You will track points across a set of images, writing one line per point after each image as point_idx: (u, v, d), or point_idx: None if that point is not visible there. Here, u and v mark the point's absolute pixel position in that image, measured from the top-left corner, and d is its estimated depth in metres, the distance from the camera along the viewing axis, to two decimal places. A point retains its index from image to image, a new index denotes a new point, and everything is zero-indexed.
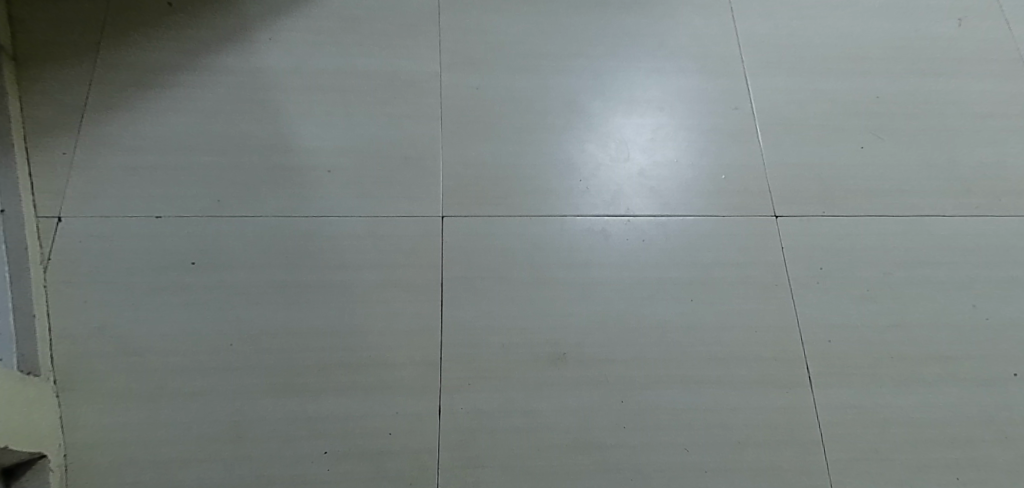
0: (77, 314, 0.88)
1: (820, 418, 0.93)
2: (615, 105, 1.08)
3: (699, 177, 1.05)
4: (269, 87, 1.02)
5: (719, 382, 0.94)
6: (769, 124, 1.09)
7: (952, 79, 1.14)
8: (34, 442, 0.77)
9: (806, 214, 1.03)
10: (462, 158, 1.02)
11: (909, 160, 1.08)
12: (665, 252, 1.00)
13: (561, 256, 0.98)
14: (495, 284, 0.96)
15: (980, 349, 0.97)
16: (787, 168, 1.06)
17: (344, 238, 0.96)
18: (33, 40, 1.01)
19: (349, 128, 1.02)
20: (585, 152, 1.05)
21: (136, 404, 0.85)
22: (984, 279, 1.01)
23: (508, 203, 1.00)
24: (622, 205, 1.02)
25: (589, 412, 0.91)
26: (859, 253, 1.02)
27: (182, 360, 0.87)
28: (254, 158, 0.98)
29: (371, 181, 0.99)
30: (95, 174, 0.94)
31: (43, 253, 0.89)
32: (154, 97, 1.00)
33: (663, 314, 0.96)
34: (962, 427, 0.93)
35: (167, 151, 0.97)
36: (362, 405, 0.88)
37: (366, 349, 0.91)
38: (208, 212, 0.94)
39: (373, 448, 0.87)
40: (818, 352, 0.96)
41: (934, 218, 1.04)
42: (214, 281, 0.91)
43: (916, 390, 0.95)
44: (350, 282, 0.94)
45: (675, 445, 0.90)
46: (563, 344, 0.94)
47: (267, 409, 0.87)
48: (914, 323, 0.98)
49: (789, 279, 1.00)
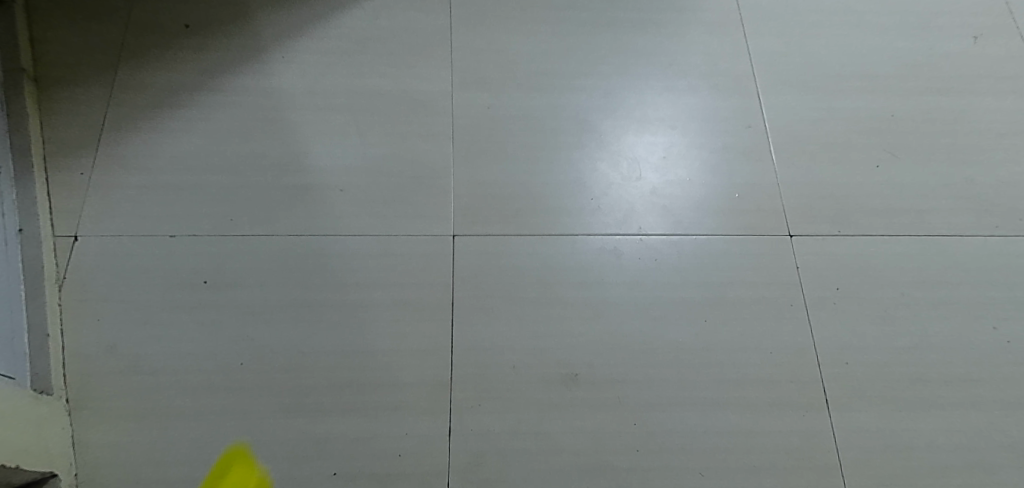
0: (90, 333, 0.90)
1: (841, 443, 0.90)
2: (627, 124, 1.08)
3: (711, 195, 1.03)
4: (281, 106, 1.04)
5: (734, 405, 0.91)
6: (781, 142, 1.07)
7: (968, 97, 1.12)
8: (44, 461, 0.80)
9: (822, 233, 1.01)
10: (474, 176, 1.02)
11: (926, 179, 1.05)
12: (679, 272, 0.98)
13: (574, 274, 0.97)
14: (506, 304, 0.95)
15: (1004, 373, 0.94)
16: (802, 188, 1.04)
17: (354, 257, 0.96)
18: (55, 62, 1.04)
19: (361, 147, 1.02)
20: (597, 171, 1.04)
21: (144, 422, 0.86)
22: (1006, 300, 0.98)
23: (519, 221, 1.00)
24: (634, 223, 1.01)
25: (602, 435, 0.89)
26: (876, 274, 0.99)
27: (193, 378, 0.89)
28: (265, 177, 0.99)
29: (382, 200, 0.99)
30: (111, 195, 0.97)
31: (59, 272, 0.92)
32: (170, 119, 1.02)
33: (676, 336, 0.95)
34: (987, 454, 0.90)
35: (182, 171, 0.99)
36: (370, 425, 0.88)
37: (374, 368, 0.91)
38: (221, 231, 0.96)
39: (381, 470, 0.86)
40: (835, 374, 0.93)
41: (954, 238, 1.02)
42: (223, 300, 0.93)
43: (937, 415, 0.92)
44: (358, 301, 0.94)
45: (689, 469, 0.88)
46: (575, 365, 0.92)
47: (276, 428, 0.87)
48: (932, 346, 0.95)
49: (806, 300, 0.97)
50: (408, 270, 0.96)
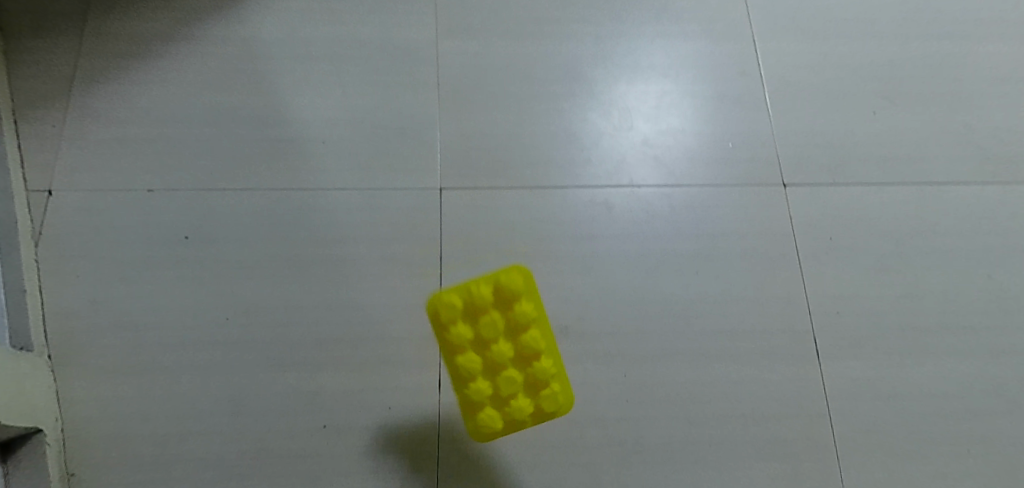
0: (70, 289, 0.88)
1: (830, 392, 0.90)
2: (619, 73, 1.05)
3: (705, 146, 1.01)
4: (260, 56, 1.00)
5: (724, 356, 0.91)
6: (777, 90, 1.05)
7: (969, 41, 1.09)
8: (27, 417, 0.79)
9: (816, 183, 1.00)
10: (461, 127, 0.99)
11: (925, 127, 1.03)
12: (671, 224, 0.97)
13: (564, 228, 0.95)
14: (494, 258, 0.93)
15: (994, 322, 0.94)
16: (797, 137, 1.02)
17: (339, 211, 0.94)
18: (20, 10, 1.00)
19: (343, 99, 0.99)
20: (588, 121, 1.01)
21: (132, 379, 0.86)
22: (1000, 249, 0.97)
23: (508, 174, 0.97)
24: (626, 175, 0.99)
25: (592, 386, 0.89)
26: (871, 223, 0.98)
27: (178, 334, 0.88)
28: (245, 128, 0.97)
29: (366, 153, 0.97)
30: (85, 148, 0.94)
31: (35, 228, 0.90)
32: (144, 70, 0.98)
33: (667, 288, 0.94)
34: (973, 400, 0.91)
35: (159, 124, 0.96)
36: (358, 380, 0.88)
37: (361, 323, 0.90)
38: (202, 185, 0.94)
39: (370, 423, 0.86)
40: (826, 325, 0.93)
41: (951, 186, 1.00)
42: (207, 255, 0.91)
43: (926, 363, 0.92)
44: (344, 256, 0.92)
45: (680, 419, 0.89)
46: (566, 318, 0.92)
47: (266, 383, 0.87)
48: (925, 295, 0.95)
49: (798, 251, 0.96)
50: (393, 223, 0.94)
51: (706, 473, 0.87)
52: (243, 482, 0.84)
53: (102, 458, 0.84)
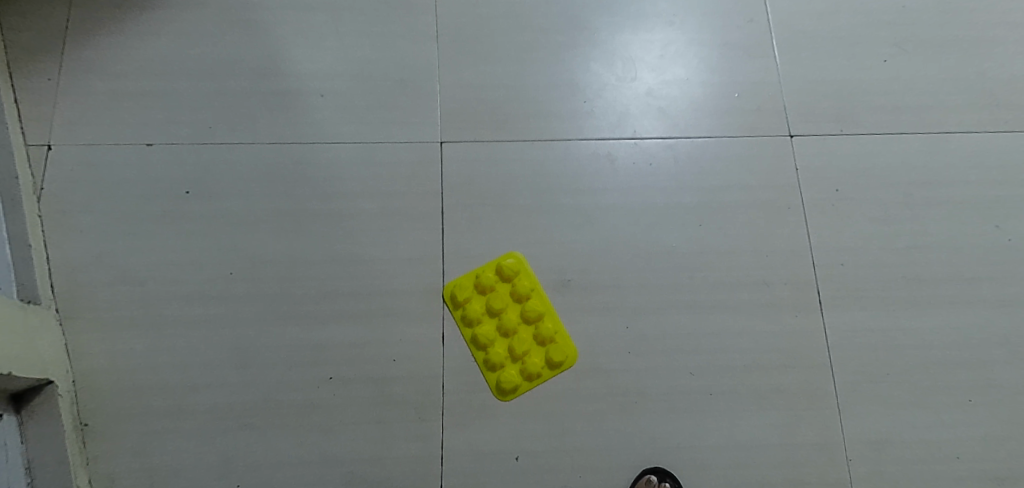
0: (74, 244, 0.90)
1: (831, 343, 0.90)
2: (623, 21, 1.02)
3: (710, 96, 0.99)
4: (255, 6, 0.99)
5: (726, 307, 0.91)
6: (785, 38, 1.02)
7: None
8: (38, 369, 0.81)
9: (823, 133, 0.98)
10: (460, 79, 0.98)
11: (937, 74, 1.00)
12: (675, 176, 0.96)
13: (566, 181, 0.95)
14: (496, 211, 0.93)
15: (1001, 273, 0.93)
16: (804, 87, 1.00)
17: (340, 165, 0.94)
18: None
19: (341, 50, 0.98)
20: (591, 72, 0.99)
21: (139, 331, 0.88)
22: (1009, 199, 0.96)
23: (509, 126, 0.96)
24: (629, 126, 0.97)
25: (594, 339, 0.90)
26: (879, 174, 0.96)
27: (182, 288, 0.89)
28: (244, 82, 0.96)
29: (365, 106, 0.96)
30: (82, 102, 0.94)
31: (36, 183, 0.91)
32: (139, 22, 0.97)
33: (669, 241, 0.93)
34: (977, 351, 0.91)
35: (155, 77, 0.96)
36: (361, 333, 0.89)
37: (363, 277, 0.91)
38: (201, 139, 0.94)
39: (373, 374, 0.88)
40: (830, 276, 0.93)
41: (963, 136, 0.98)
42: (208, 209, 0.92)
43: (931, 314, 0.92)
44: (345, 210, 0.92)
45: (681, 370, 0.89)
46: (567, 271, 0.92)
47: (271, 336, 0.88)
48: (931, 247, 0.94)
49: (803, 203, 0.95)
50: (393, 177, 0.94)
51: (707, 423, 0.88)
52: (252, 431, 0.86)
53: (113, 408, 0.86)
